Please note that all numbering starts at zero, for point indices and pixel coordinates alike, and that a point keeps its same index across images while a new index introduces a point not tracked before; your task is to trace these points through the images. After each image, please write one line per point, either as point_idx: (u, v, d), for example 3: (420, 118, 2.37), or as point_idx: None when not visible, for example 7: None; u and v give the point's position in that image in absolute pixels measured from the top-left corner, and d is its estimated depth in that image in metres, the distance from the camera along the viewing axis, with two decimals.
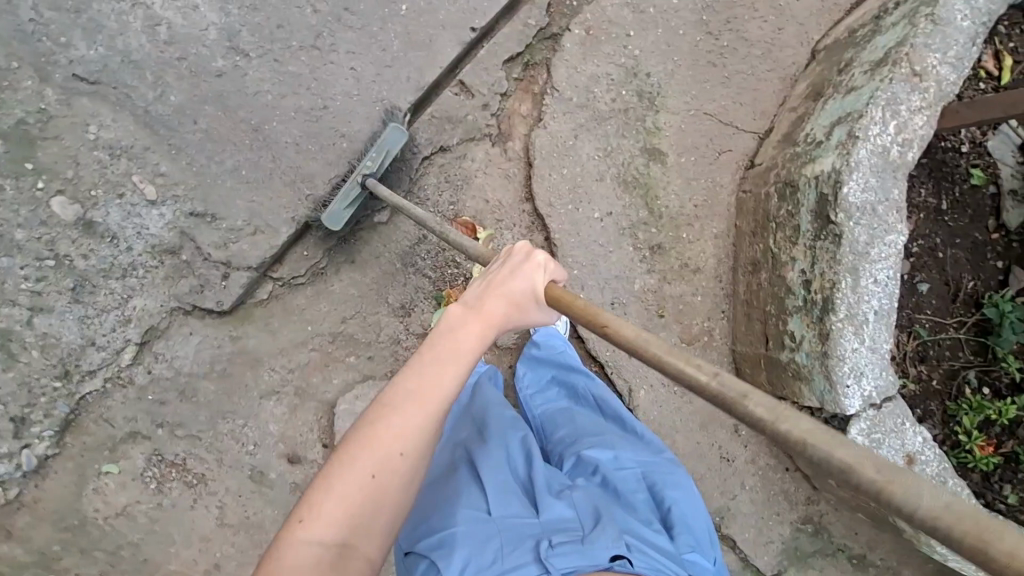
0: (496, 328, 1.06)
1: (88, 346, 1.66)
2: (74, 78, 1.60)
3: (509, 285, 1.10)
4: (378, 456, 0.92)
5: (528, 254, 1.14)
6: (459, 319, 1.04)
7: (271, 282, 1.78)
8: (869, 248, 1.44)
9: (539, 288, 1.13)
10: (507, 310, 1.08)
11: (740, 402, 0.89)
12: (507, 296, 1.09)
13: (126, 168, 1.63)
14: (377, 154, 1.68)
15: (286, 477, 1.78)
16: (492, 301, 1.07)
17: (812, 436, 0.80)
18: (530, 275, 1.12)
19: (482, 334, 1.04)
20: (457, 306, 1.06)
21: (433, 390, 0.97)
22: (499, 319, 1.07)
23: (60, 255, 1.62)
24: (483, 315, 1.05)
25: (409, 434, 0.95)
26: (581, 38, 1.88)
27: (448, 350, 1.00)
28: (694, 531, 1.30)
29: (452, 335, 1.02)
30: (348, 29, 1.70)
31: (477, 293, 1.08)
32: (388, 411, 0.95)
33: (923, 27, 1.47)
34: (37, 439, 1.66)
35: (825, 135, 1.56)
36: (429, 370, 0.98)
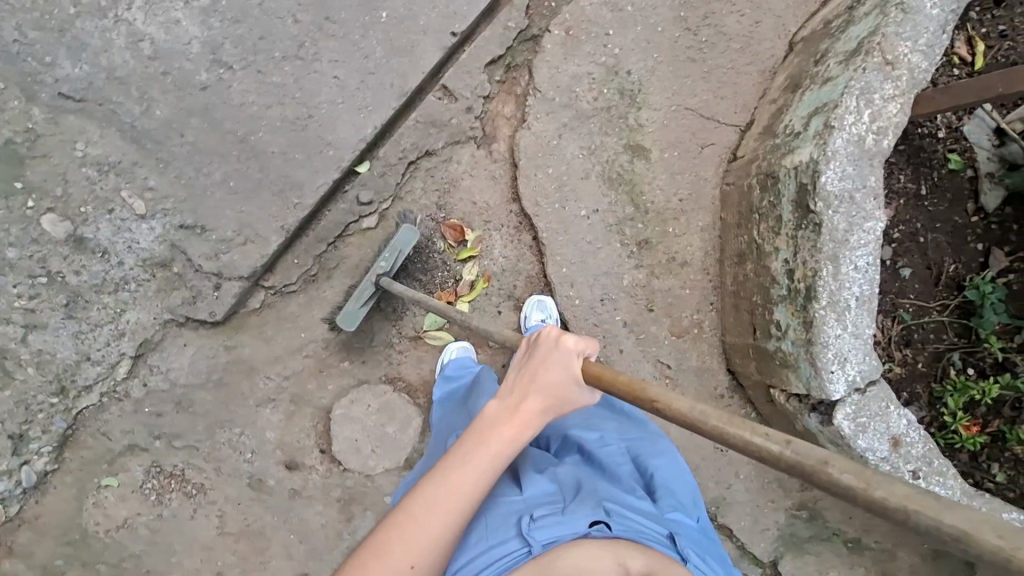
0: (529, 429, 1.02)
1: (83, 361, 1.68)
2: (60, 97, 1.62)
3: (545, 376, 1.05)
4: (390, 567, 0.91)
5: (561, 339, 1.08)
6: (489, 422, 1.02)
7: (262, 291, 1.79)
8: (849, 236, 1.47)
9: (576, 375, 1.07)
10: (542, 405, 1.04)
11: (828, 474, 0.78)
12: (542, 390, 1.05)
13: (114, 184, 1.65)
14: (390, 255, 1.72)
15: (285, 484, 1.81)
16: (524, 399, 1.04)
17: (928, 513, 0.70)
18: (569, 365, 1.06)
19: (513, 437, 1.01)
20: (490, 405, 1.05)
21: (452, 502, 0.96)
22: (532, 418, 1.03)
23: (52, 272, 1.63)
24: (513, 419, 1.02)
25: (428, 543, 0.94)
26: (561, 39, 1.89)
27: (473, 457, 0.99)
28: (678, 496, 1.30)
29: (479, 441, 1.01)
30: (330, 38, 1.72)
31: (510, 387, 1.06)
32: (407, 518, 0.95)
33: (894, 16, 1.50)
34: (37, 455, 1.68)
35: (802, 126, 1.59)
36: (451, 478, 0.97)
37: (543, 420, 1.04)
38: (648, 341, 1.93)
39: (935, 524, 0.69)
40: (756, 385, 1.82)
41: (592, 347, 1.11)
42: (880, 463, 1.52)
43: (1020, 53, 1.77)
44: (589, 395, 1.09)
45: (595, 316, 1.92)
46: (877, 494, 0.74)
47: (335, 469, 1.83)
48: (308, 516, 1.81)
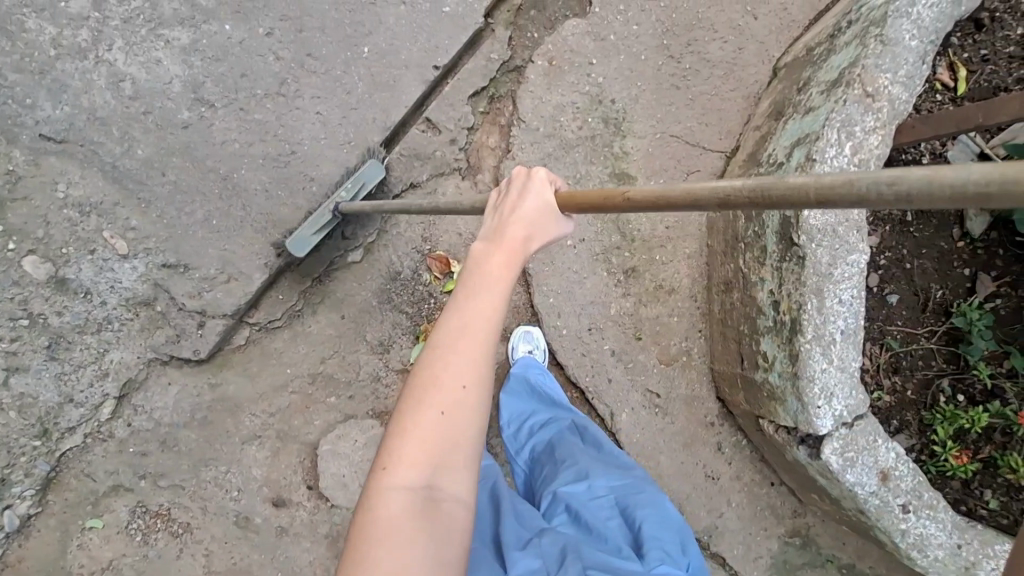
0: (523, 252, 1.02)
1: (66, 403, 1.66)
2: (41, 138, 1.61)
3: (520, 209, 1.04)
4: (442, 398, 0.91)
5: (526, 175, 1.08)
6: (484, 258, 1.00)
7: (247, 327, 1.78)
8: (832, 269, 1.46)
9: (548, 203, 1.06)
10: (526, 233, 1.03)
11: (822, 191, 0.69)
12: (522, 217, 1.04)
13: (96, 224, 1.64)
14: (352, 186, 1.69)
15: (271, 521, 1.79)
16: (509, 228, 1.02)
17: (922, 178, 0.61)
18: (540, 192, 1.06)
19: (512, 261, 1.00)
20: (475, 246, 1.02)
21: (478, 326, 0.94)
22: (526, 244, 1.02)
23: (34, 313, 1.63)
24: (505, 246, 1.01)
25: (470, 368, 0.93)
26: (544, 69, 1.90)
27: (481, 286, 0.97)
28: (668, 544, 1.30)
29: (480, 273, 0.99)
30: (312, 74, 1.72)
31: (493, 224, 1.04)
32: (439, 356, 0.93)
33: (873, 48, 1.49)
34: (19, 499, 1.66)
35: (785, 156, 1.58)
36: (467, 308, 0.95)
37: (536, 245, 1.04)
38: (637, 369, 1.93)
39: (933, 191, 0.60)
40: (746, 413, 1.82)
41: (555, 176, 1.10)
42: (870, 497, 1.52)
43: (1002, 78, 1.76)
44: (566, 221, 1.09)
45: (584, 346, 1.92)
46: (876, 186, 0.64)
47: (322, 505, 1.81)
48: (295, 554, 1.79)
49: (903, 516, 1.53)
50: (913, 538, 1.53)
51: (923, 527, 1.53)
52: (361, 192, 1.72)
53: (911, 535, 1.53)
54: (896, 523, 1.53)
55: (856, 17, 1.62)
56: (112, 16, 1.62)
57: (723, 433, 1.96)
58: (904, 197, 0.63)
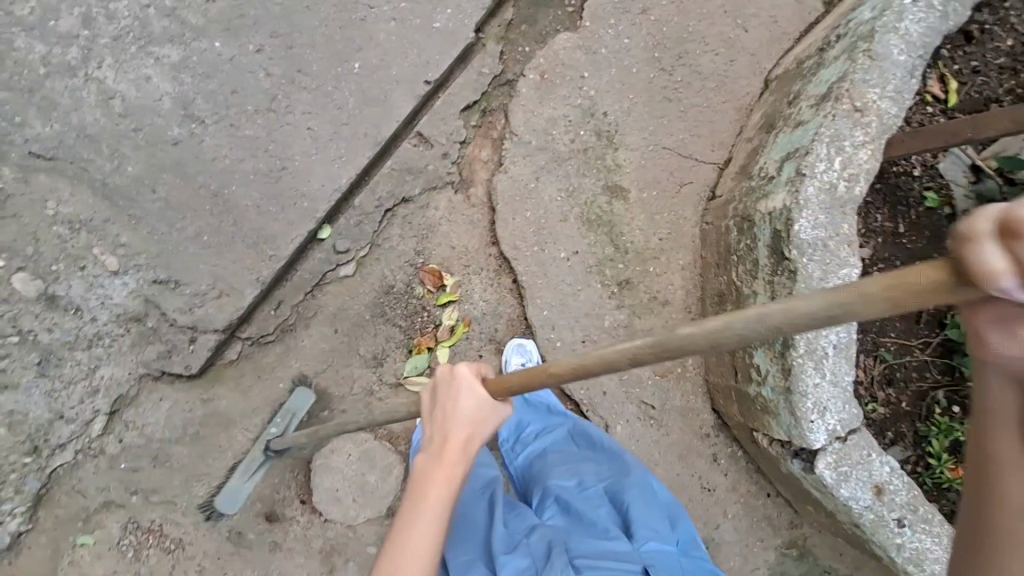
0: (459, 462, 1.16)
1: (56, 420, 1.66)
2: (31, 156, 1.61)
3: (454, 414, 1.17)
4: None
5: (455, 376, 1.20)
6: (426, 473, 1.16)
7: (239, 342, 1.78)
8: (824, 283, 1.45)
9: (480, 403, 1.18)
10: (462, 439, 1.16)
11: (712, 336, 0.88)
12: (457, 425, 1.17)
13: (86, 241, 1.64)
14: (282, 418, 1.76)
15: (265, 536, 1.78)
16: (447, 438, 1.16)
17: (782, 310, 0.82)
18: (472, 393, 1.18)
19: (447, 478, 1.15)
20: (419, 461, 1.18)
21: (420, 547, 1.11)
22: (461, 449, 1.16)
23: (24, 330, 1.62)
24: (444, 461, 1.16)
25: None
26: (536, 83, 1.90)
27: (420, 508, 1.13)
28: (654, 525, 1.39)
29: (423, 492, 1.14)
30: (302, 90, 1.72)
31: (433, 432, 1.18)
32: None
33: (862, 63, 1.49)
34: (9, 517, 1.65)
35: (776, 171, 1.58)
36: (410, 535, 1.12)
37: (474, 448, 1.17)
38: (631, 382, 1.92)
39: (791, 318, 0.81)
40: (740, 425, 1.82)
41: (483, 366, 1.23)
42: (865, 511, 1.51)
43: (992, 89, 1.77)
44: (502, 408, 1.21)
45: None
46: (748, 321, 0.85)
47: (316, 519, 1.81)
48: (288, 569, 1.78)
49: (898, 530, 1.52)
50: (909, 552, 1.52)
51: (919, 542, 1.52)
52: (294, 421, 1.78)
53: (907, 551, 1.52)
54: (891, 537, 1.52)
55: (844, 31, 1.63)
56: (102, 34, 1.62)
57: (719, 445, 1.96)
58: (779, 328, 0.83)
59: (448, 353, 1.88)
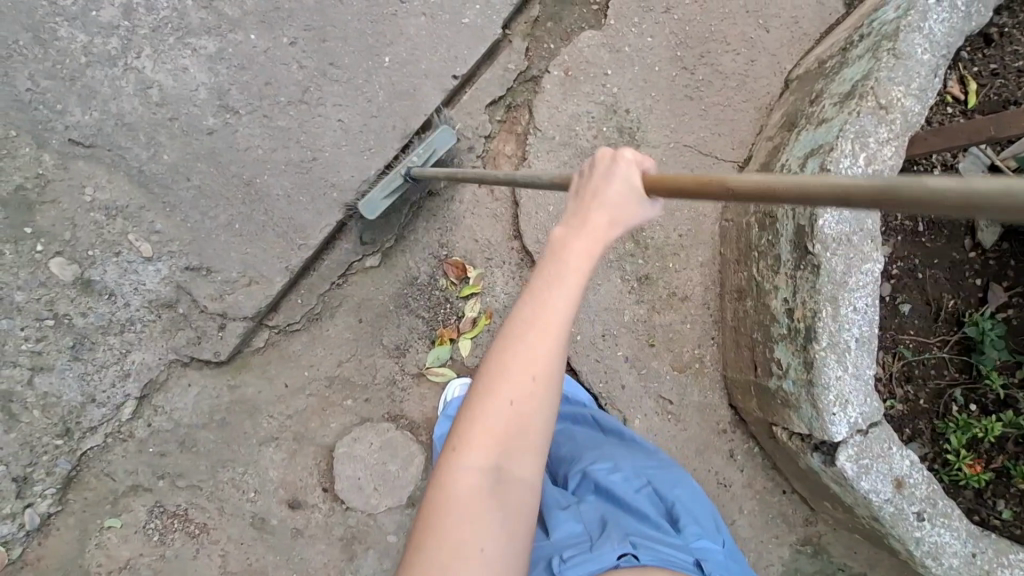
0: (607, 240, 0.95)
1: (88, 403, 1.69)
2: (70, 143, 1.65)
3: (604, 190, 0.96)
4: (513, 387, 0.88)
5: (615, 156, 0.98)
6: (562, 246, 0.94)
7: (266, 329, 1.81)
8: (847, 277, 1.48)
9: (634, 184, 0.96)
10: (610, 218, 0.95)
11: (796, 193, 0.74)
12: (608, 201, 0.96)
13: (121, 228, 1.68)
14: (424, 152, 1.75)
15: (287, 524, 1.80)
16: (591, 213, 0.95)
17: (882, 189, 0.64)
18: (628, 172, 0.96)
19: (592, 252, 0.94)
20: (556, 231, 0.96)
21: (551, 317, 0.89)
22: (610, 227, 0.95)
23: (59, 314, 1.66)
24: (590, 231, 0.94)
25: (538, 363, 0.88)
26: (560, 79, 1.93)
27: (560, 273, 0.92)
28: (701, 521, 1.26)
29: (558, 266, 0.92)
30: (334, 82, 1.76)
31: (575, 208, 0.97)
32: (511, 345, 0.89)
33: (887, 61, 1.52)
34: (40, 498, 1.68)
35: (799, 167, 1.61)
36: (542, 304, 0.90)
37: (621, 229, 0.96)
38: (649, 376, 1.94)
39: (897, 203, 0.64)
40: (759, 421, 1.83)
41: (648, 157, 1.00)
42: (885, 504, 1.52)
43: (1012, 92, 1.78)
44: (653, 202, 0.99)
45: (597, 352, 1.94)
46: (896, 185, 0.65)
47: (337, 508, 1.83)
48: (310, 555, 1.80)
49: (918, 524, 1.53)
50: (928, 546, 1.54)
51: (938, 535, 1.53)
52: (432, 158, 1.78)
53: (926, 545, 1.54)
54: (910, 530, 1.53)
55: (867, 31, 1.66)
56: (142, 25, 1.66)
57: (735, 441, 1.97)
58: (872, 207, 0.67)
59: (471, 345, 1.90)
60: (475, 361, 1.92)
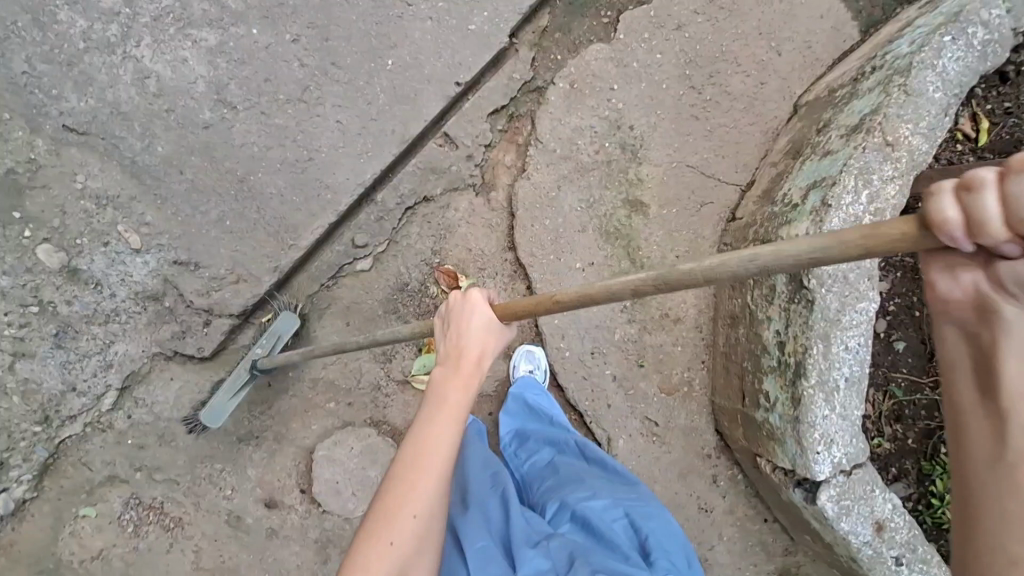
0: (477, 376, 1.14)
1: (68, 391, 1.68)
2: (64, 129, 1.64)
3: (467, 332, 1.15)
4: (405, 520, 1.04)
5: (467, 297, 1.18)
6: (439, 387, 1.13)
7: (253, 327, 1.80)
8: (841, 315, 1.45)
9: (492, 323, 1.17)
10: (477, 354, 1.14)
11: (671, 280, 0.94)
12: (474, 342, 1.14)
13: (111, 218, 1.66)
14: (267, 340, 1.72)
15: (262, 523, 1.80)
16: (460, 355, 1.14)
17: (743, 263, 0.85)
18: (484, 312, 1.16)
19: (465, 388, 1.12)
20: (436, 372, 1.15)
21: (433, 454, 1.08)
22: (478, 364, 1.14)
23: (44, 301, 1.64)
24: (462, 372, 1.13)
25: (425, 494, 1.06)
26: (565, 91, 1.90)
27: (440, 413, 1.10)
28: (672, 555, 1.30)
29: (435, 406, 1.11)
30: (335, 83, 1.73)
31: (447, 349, 1.16)
32: (398, 490, 1.06)
33: (897, 97, 1.49)
34: (16, 483, 1.68)
35: (800, 198, 1.58)
36: (421, 452, 1.08)
37: (486, 363, 1.15)
38: (637, 397, 1.92)
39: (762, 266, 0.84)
40: (744, 450, 1.81)
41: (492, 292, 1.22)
42: (864, 547, 1.50)
43: None
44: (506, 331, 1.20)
45: (585, 369, 1.92)
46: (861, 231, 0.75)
47: (314, 510, 1.82)
48: (283, 556, 1.79)
49: (896, 568, 1.51)
50: None
51: None
52: (278, 345, 1.74)
53: None
54: None
55: (880, 63, 1.63)
56: (143, 13, 1.64)
57: (720, 467, 1.95)
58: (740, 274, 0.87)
59: None
60: None
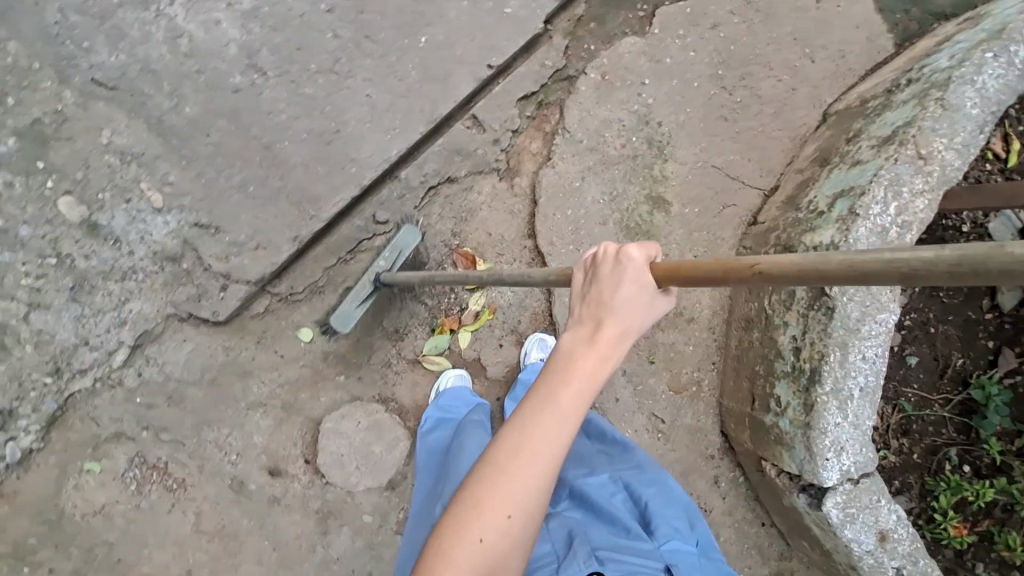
0: (612, 359, 0.93)
1: (81, 345, 1.68)
2: (93, 83, 1.63)
3: (613, 299, 0.93)
4: (492, 517, 0.88)
5: (622, 254, 0.95)
6: (566, 362, 0.92)
7: (268, 296, 1.79)
8: (860, 325, 1.45)
9: (645, 292, 0.93)
10: (618, 332, 0.93)
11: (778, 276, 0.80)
12: (617, 316, 0.93)
13: (134, 174, 1.66)
14: (390, 253, 1.75)
15: (265, 490, 1.81)
16: (597, 328, 0.93)
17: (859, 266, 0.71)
18: (639, 275, 0.93)
19: (597, 372, 0.92)
20: (565, 340, 0.95)
21: (540, 447, 0.90)
22: (617, 343, 0.93)
23: (62, 253, 1.64)
24: (595, 351, 0.92)
25: (523, 495, 0.89)
26: (596, 83, 1.89)
27: (560, 396, 0.91)
28: (674, 521, 1.23)
29: (555, 385, 0.92)
30: (366, 56, 1.72)
31: (584, 314, 0.95)
32: (494, 476, 0.90)
33: (933, 111, 1.48)
34: (23, 433, 1.68)
35: (827, 206, 1.57)
36: (527, 437, 0.90)
37: (628, 343, 0.94)
38: (645, 393, 1.93)
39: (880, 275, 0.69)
40: (749, 452, 1.82)
41: (655, 248, 0.97)
42: (865, 556, 1.51)
43: None
44: (664, 302, 0.96)
45: None
46: (930, 266, 0.64)
47: (317, 481, 1.83)
48: (283, 525, 1.81)
49: None
50: None
51: None
52: (399, 259, 1.76)
53: None
54: None
55: (917, 76, 1.62)
56: None
57: (722, 468, 1.96)
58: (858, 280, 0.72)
59: (470, 337, 1.90)
60: (473, 355, 1.91)
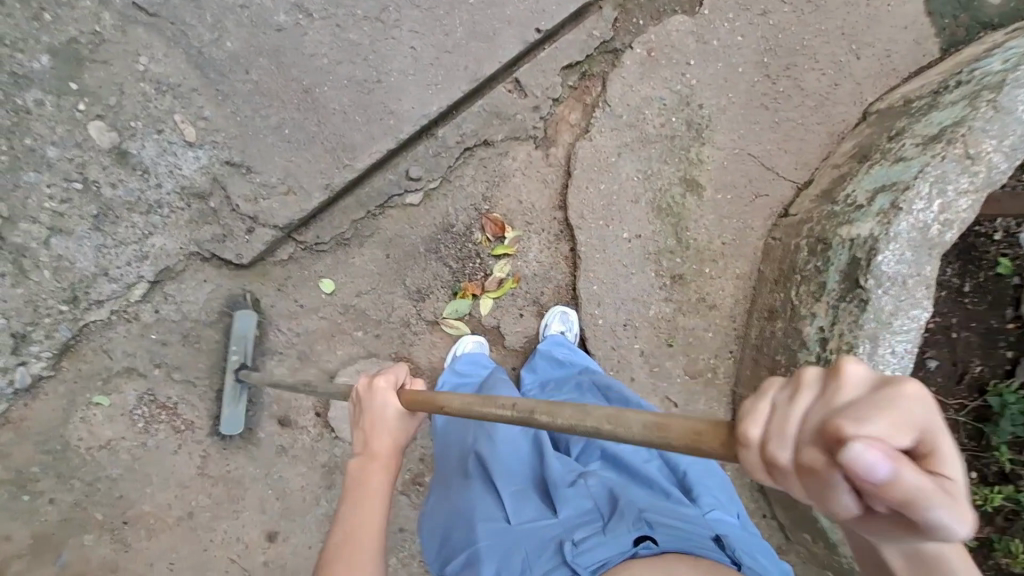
0: (395, 461, 1.14)
1: (100, 275, 1.65)
2: (134, 7, 1.58)
3: (378, 417, 1.14)
4: None
5: (373, 383, 1.17)
6: (359, 477, 1.11)
7: (293, 244, 1.77)
8: (892, 318, 1.47)
9: (399, 407, 1.14)
10: (394, 440, 1.14)
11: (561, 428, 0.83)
12: (385, 427, 1.13)
13: (169, 106, 1.62)
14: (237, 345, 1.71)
15: (273, 439, 1.79)
16: (374, 443, 1.13)
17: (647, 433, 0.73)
18: (388, 398, 1.14)
19: (386, 474, 1.12)
20: (353, 463, 1.13)
21: (363, 543, 1.04)
22: (392, 450, 1.14)
23: (89, 179, 1.60)
24: (377, 459, 1.12)
25: None
26: (641, 58, 1.87)
27: (364, 500, 1.08)
28: (712, 493, 1.26)
29: (356, 495, 1.09)
30: (414, 7, 1.69)
31: (362, 438, 1.14)
32: None
33: (984, 112, 1.48)
34: (35, 359, 1.65)
35: (866, 200, 1.56)
36: (348, 542, 1.04)
37: (402, 446, 1.16)
38: (660, 375, 1.92)
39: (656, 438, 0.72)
40: None
41: (397, 373, 1.20)
42: None
43: None
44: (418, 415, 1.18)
45: (615, 339, 1.90)
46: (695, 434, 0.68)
47: (326, 434, 1.82)
48: (289, 476, 1.79)
49: None
50: None
51: None
52: (249, 345, 1.73)
53: None
54: None
55: (966, 78, 1.61)
56: None
57: (728, 457, 1.96)
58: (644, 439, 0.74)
59: (492, 304, 1.88)
60: (492, 322, 1.89)
